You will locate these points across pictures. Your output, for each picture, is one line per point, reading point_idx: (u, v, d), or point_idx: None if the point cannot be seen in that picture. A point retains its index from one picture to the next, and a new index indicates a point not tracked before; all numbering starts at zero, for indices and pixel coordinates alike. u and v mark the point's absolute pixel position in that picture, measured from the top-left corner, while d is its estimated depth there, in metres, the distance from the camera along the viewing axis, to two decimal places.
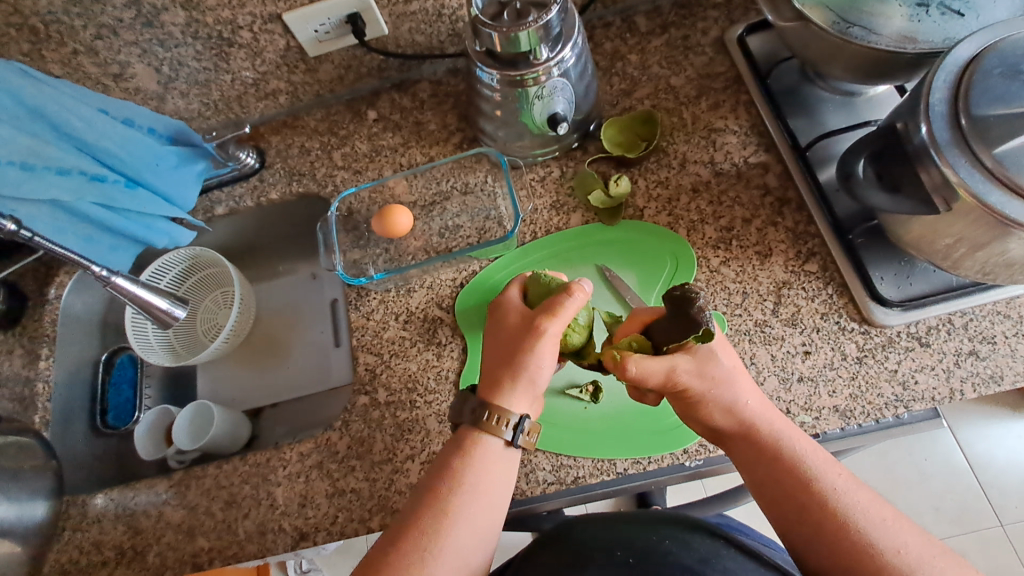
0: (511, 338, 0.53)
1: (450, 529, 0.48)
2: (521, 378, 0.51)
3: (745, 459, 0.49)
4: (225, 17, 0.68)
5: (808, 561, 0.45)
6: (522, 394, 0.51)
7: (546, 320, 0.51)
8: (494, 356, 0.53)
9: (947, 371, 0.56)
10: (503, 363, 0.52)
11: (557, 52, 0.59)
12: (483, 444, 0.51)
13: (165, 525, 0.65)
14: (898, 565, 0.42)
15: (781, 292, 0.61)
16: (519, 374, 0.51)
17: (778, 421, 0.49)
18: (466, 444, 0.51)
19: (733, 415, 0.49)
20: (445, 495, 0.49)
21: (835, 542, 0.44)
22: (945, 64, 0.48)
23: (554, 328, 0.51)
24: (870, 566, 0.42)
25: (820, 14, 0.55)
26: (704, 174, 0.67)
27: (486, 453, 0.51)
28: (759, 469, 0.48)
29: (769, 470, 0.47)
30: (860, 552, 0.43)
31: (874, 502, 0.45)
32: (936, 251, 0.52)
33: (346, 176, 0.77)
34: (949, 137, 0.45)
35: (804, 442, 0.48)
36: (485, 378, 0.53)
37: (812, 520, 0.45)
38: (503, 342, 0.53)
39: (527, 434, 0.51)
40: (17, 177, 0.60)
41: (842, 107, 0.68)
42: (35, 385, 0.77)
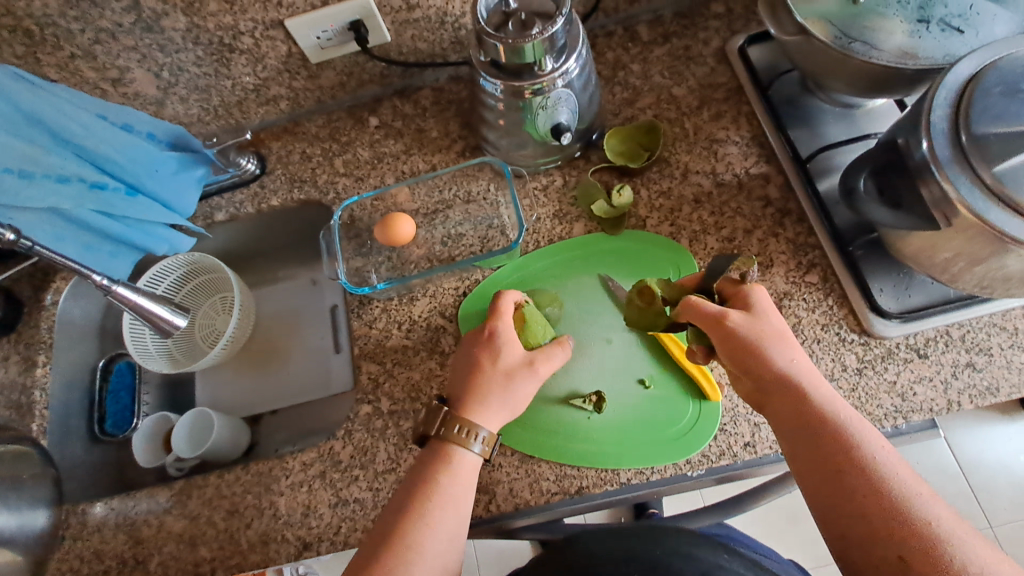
0: (470, 348, 0.57)
1: (430, 530, 0.49)
2: (480, 384, 0.54)
3: (785, 418, 0.49)
4: (227, 23, 0.67)
5: (835, 522, 0.44)
6: (485, 400, 0.54)
7: (498, 325, 0.57)
8: (457, 367, 0.57)
9: (945, 383, 0.57)
10: (463, 373, 0.56)
11: (562, 62, 0.59)
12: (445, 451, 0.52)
13: (167, 534, 0.65)
14: (928, 533, 0.41)
15: (782, 303, 0.61)
16: (478, 379, 0.55)
17: (824, 387, 0.49)
18: (435, 453, 0.52)
19: (778, 372, 0.49)
20: (422, 499, 0.50)
21: (871, 507, 0.43)
22: (946, 81, 0.48)
23: (506, 332, 0.57)
24: (901, 530, 0.42)
25: (822, 28, 0.56)
26: (706, 185, 0.68)
27: (460, 463, 0.52)
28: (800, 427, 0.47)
29: (810, 430, 0.47)
30: (895, 517, 0.42)
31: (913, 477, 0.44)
32: (935, 265, 0.53)
33: (348, 183, 0.77)
34: (950, 154, 0.46)
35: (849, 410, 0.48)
36: (450, 389, 0.56)
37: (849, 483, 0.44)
38: (465, 353, 0.57)
39: (481, 439, 0.52)
40: (15, 185, 0.59)
41: (842, 119, 0.68)
42: (32, 393, 0.76)
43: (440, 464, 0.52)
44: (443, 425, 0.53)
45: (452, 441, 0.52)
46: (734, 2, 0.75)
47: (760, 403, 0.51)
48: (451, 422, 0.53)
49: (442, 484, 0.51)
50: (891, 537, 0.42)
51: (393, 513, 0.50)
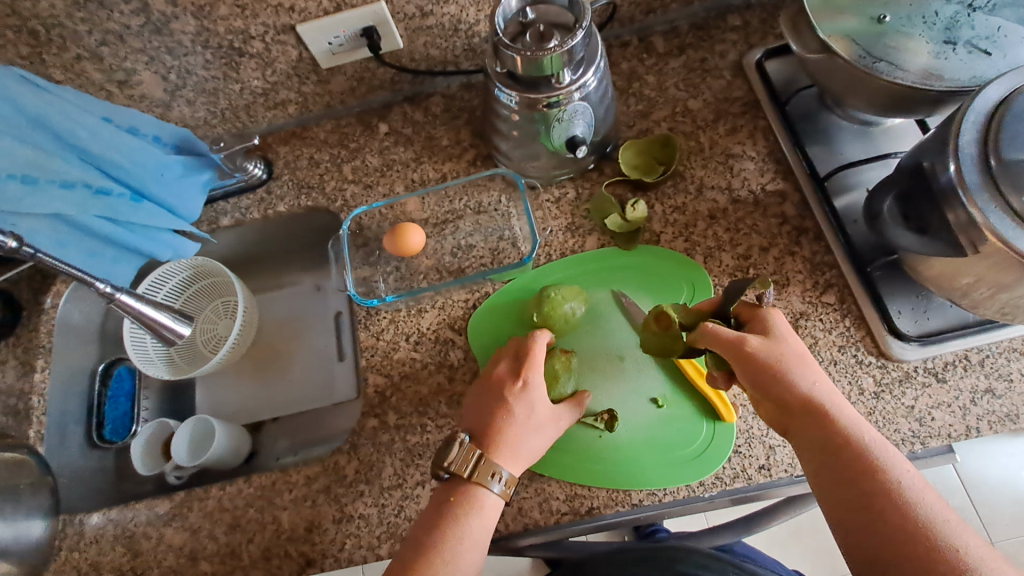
0: (495, 391, 0.56)
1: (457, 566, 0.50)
2: (511, 430, 0.54)
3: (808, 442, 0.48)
4: (237, 27, 0.66)
5: (861, 548, 0.44)
6: (513, 447, 0.54)
7: (527, 372, 0.56)
8: (482, 408, 0.56)
9: (963, 408, 0.56)
10: (489, 413, 0.55)
11: (579, 75, 0.58)
12: (468, 491, 0.53)
13: (166, 547, 0.64)
14: (957, 562, 0.41)
15: (798, 323, 0.60)
16: (506, 425, 0.54)
17: (847, 410, 0.48)
18: (459, 493, 0.53)
19: (800, 396, 0.48)
20: (449, 533, 0.51)
21: (901, 533, 0.42)
22: (974, 105, 0.47)
23: (535, 381, 0.56)
24: (928, 557, 0.41)
25: (845, 46, 0.55)
26: (722, 201, 0.67)
27: (483, 505, 0.52)
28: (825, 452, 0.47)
29: (837, 459, 0.46)
30: (924, 548, 0.42)
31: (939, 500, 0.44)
32: (957, 290, 0.52)
33: (356, 190, 0.76)
34: (979, 180, 0.45)
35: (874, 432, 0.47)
36: (472, 426, 0.56)
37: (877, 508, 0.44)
38: (488, 394, 0.56)
39: (503, 483, 0.53)
40: (18, 191, 0.58)
41: (860, 136, 0.67)
42: (30, 398, 0.75)
43: (461, 504, 0.52)
44: (473, 468, 0.52)
45: (478, 484, 0.52)
46: (751, 15, 0.75)
47: (783, 427, 0.50)
48: (482, 467, 0.52)
49: (470, 524, 0.51)
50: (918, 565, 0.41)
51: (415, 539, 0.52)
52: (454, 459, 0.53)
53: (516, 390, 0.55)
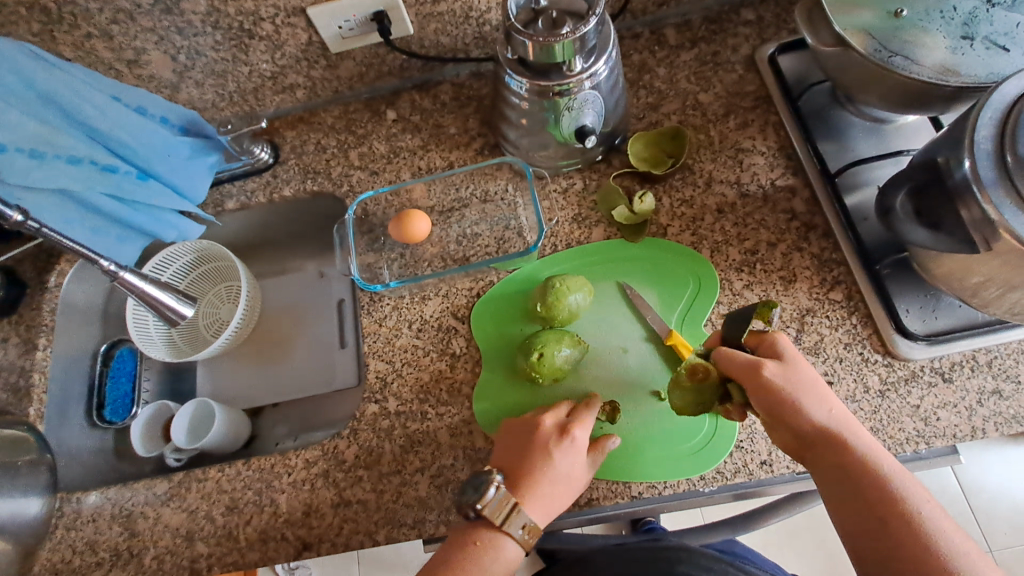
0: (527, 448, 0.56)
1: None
2: (540, 486, 0.54)
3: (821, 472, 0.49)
4: (248, 8, 0.65)
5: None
6: (540, 498, 0.54)
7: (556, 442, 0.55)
8: (514, 462, 0.55)
9: (969, 409, 0.56)
10: (521, 470, 0.54)
11: (590, 63, 0.58)
12: (493, 540, 0.52)
13: (164, 528, 0.64)
14: None
15: (804, 319, 0.60)
16: (536, 485, 0.54)
17: (863, 437, 0.49)
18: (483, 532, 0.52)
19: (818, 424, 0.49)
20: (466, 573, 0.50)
21: (918, 557, 0.44)
22: (992, 100, 0.47)
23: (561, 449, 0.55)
24: None
25: (861, 40, 0.54)
26: (730, 195, 0.66)
27: (504, 553, 0.52)
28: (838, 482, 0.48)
29: (857, 487, 0.47)
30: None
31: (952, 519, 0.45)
32: (967, 288, 0.51)
33: (362, 176, 0.75)
34: (994, 175, 0.44)
35: (888, 457, 0.48)
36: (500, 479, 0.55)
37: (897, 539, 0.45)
38: (521, 451, 0.56)
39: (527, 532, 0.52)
40: (26, 165, 0.58)
41: (872, 133, 0.67)
42: (31, 376, 0.75)
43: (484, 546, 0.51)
44: (503, 517, 0.52)
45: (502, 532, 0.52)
46: (765, 10, 0.74)
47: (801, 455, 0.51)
48: (512, 517, 0.52)
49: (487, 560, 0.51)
50: None
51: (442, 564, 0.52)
52: (489, 505, 0.52)
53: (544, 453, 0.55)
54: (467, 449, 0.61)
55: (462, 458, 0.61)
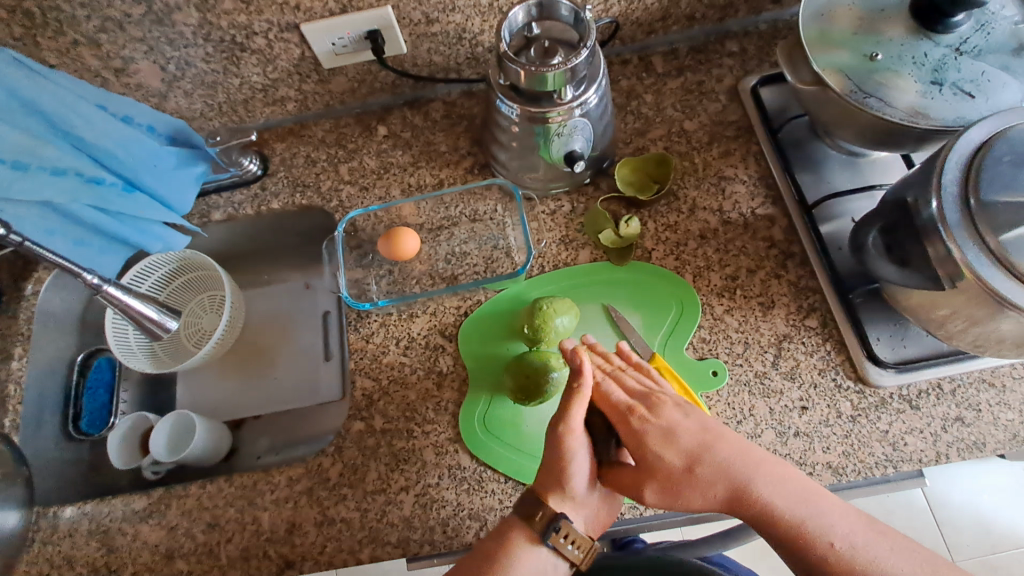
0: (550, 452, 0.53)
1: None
2: (572, 488, 0.53)
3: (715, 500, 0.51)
4: (241, 22, 0.65)
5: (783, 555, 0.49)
6: (574, 495, 0.53)
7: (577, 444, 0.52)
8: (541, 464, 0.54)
9: (934, 435, 0.58)
10: (550, 475, 0.53)
11: (581, 92, 0.59)
12: (536, 553, 0.51)
13: (142, 545, 0.63)
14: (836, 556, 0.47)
15: (781, 345, 0.62)
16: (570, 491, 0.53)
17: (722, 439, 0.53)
18: (526, 544, 0.51)
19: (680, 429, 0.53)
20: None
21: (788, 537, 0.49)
22: (957, 146, 0.49)
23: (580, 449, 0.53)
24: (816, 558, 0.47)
25: (838, 80, 0.57)
26: (713, 222, 0.68)
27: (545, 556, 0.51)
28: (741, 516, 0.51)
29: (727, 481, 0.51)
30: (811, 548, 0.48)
31: (867, 533, 0.48)
32: (933, 320, 0.54)
33: (352, 192, 0.75)
34: (959, 219, 0.47)
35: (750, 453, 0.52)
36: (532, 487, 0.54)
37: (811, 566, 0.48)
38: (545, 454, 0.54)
39: (577, 548, 0.51)
40: (8, 176, 0.56)
41: (848, 166, 0.70)
42: (5, 386, 0.73)
43: (525, 556, 0.51)
44: (543, 530, 0.51)
45: (548, 544, 0.51)
46: (749, 42, 0.77)
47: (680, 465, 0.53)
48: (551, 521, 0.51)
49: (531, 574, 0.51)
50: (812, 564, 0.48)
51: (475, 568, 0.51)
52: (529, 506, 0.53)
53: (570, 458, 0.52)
54: (452, 468, 0.62)
55: (447, 477, 0.61)
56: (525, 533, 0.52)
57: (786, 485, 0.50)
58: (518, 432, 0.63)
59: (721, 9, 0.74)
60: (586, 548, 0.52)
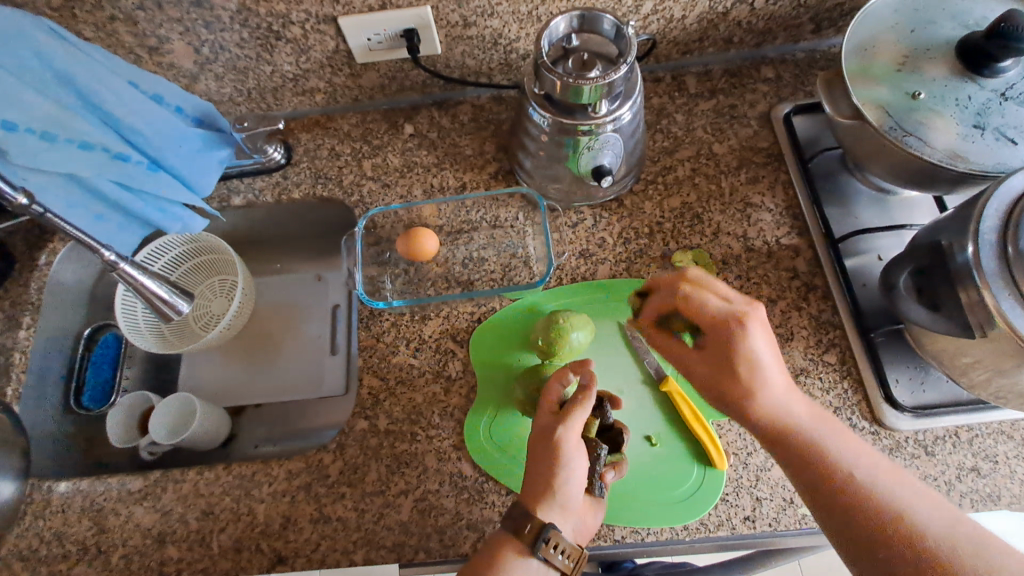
0: (538, 462, 0.53)
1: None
2: (563, 495, 0.51)
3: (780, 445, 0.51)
4: (279, 11, 0.65)
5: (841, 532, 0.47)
6: (564, 504, 0.51)
7: (566, 454, 0.52)
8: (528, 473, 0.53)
9: (948, 483, 0.57)
10: (538, 485, 0.52)
11: (615, 108, 0.58)
12: (525, 566, 0.49)
13: (134, 527, 0.62)
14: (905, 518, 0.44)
15: (797, 378, 0.61)
16: (560, 499, 0.51)
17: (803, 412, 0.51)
18: (515, 558, 0.49)
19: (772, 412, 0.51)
20: None
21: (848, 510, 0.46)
22: (998, 192, 0.48)
23: (569, 461, 0.52)
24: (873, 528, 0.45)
25: (877, 116, 0.56)
26: (736, 248, 0.67)
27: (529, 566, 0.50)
28: (799, 462, 0.49)
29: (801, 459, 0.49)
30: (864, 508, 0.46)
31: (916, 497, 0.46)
32: (957, 367, 0.53)
33: (374, 187, 0.75)
34: (996, 267, 0.46)
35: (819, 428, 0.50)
36: (520, 500, 0.52)
37: (886, 549, 0.44)
38: (535, 463, 0.53)
39: (567, 558, 0.50)
40: (36, 146, 0.56)
41: (877, 203, 0.69)
42: (11, 355, 0.73)
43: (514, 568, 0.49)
44: (533, 541, 0.50)
45: (536, 557, 0.50)
46: (784, 70, 0.76)
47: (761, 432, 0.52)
48: (538, 529, 0.50)
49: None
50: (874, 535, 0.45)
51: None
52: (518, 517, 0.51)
53: (558, 467, 0.52)
54: (453, 475, 0.61)
55: (447, 484, 0.60)
56: (513, 546, 0.50)
57: (848, 441, 0.50)
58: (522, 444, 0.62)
59: (759, 35, 0.73)
60: (575, 558, 0.50)
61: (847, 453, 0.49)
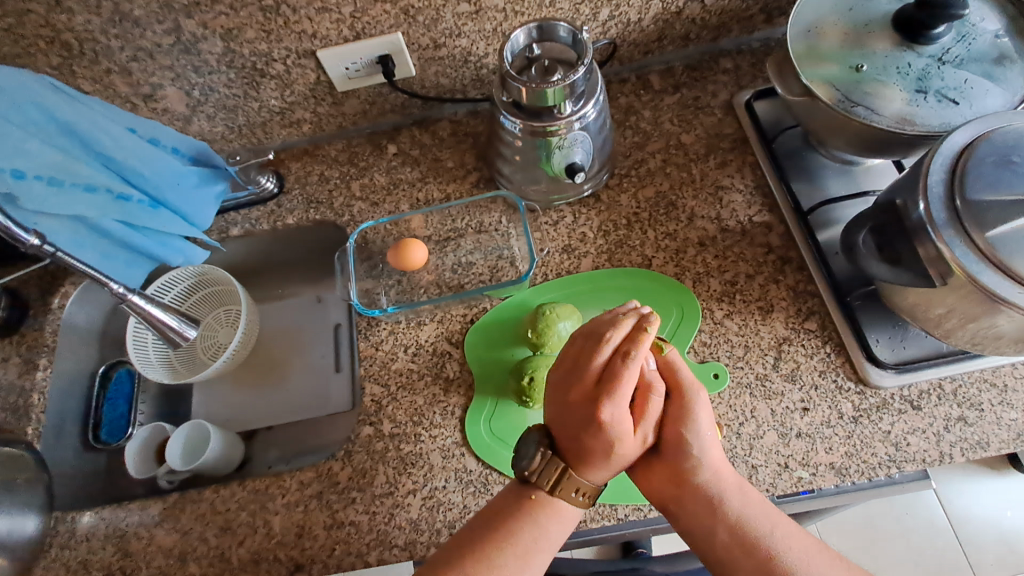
0: (572, 416, 0.52)
1: (526, 558, 0.52)
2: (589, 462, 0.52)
3: (722, 472, 0.54)
4: (261, 50, 0.70)
5: (721, 552, 0.52)
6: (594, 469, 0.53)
7: (605, 405, 0.50)
8: (560, 431, 0.53)
9: (937, 435, 0.59)
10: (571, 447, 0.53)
11: (580, 107, 0.62)
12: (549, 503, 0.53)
13: (156, 548, 0.64)
14: (774, 554, 0.51)
15: (781, 347, 0.63)
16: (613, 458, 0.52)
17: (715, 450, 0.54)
18: (545, 498, 0.53)
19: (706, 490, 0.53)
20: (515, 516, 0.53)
21: (730, 532, 0.52)
22: (942, 148, 0.51)
23: (616, 413, 0.50)
24: (748, 546, 0.51)
25: (826, 91, 0.59)
26: (711, 230, 0.70)
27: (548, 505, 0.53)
28: (740, 487, 0.54)
29: (738, 488, 0.54)
30: (746, 541, 0.51)
31: (792, 535, 0.52)
32: (930, 320, 0.55)
33: (363, 207, 0.79)
34: (946, 217, 0.49)
35: (727, 474, 0.54)
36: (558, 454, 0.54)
37: (722, 552, 0.52)
38: (566, 415, 0.52)
39: (583, 496, 0.53)
40: (44, 192, 0.60)
41: (842, 175, 0.72)
42: (30, 397, 0.75)
43: (542, 505, 0.53)
44: (555, 483, 0.53)
45: (561, 499, 0.53)
46: (742, 60, 0.80)
47: (707, 519, 0.53)
48: (566, 483, 0.53)
49: (550, 526, 0.53)
50: (731, 544, 0.52)
51: (488, 523, 0.53)
52: (537, 469, 0.53)
53: (599, 424, 0.50)
54: (458, 471, 0.63)
55: (453, 480, 0.63)
56: (538, 488, 0.54)
57: (765, 508, 0.53)
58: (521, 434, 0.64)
59: (714, 30, 0.77)
60: (590, 495, 0.54)
61: (775, 528, 0.52)
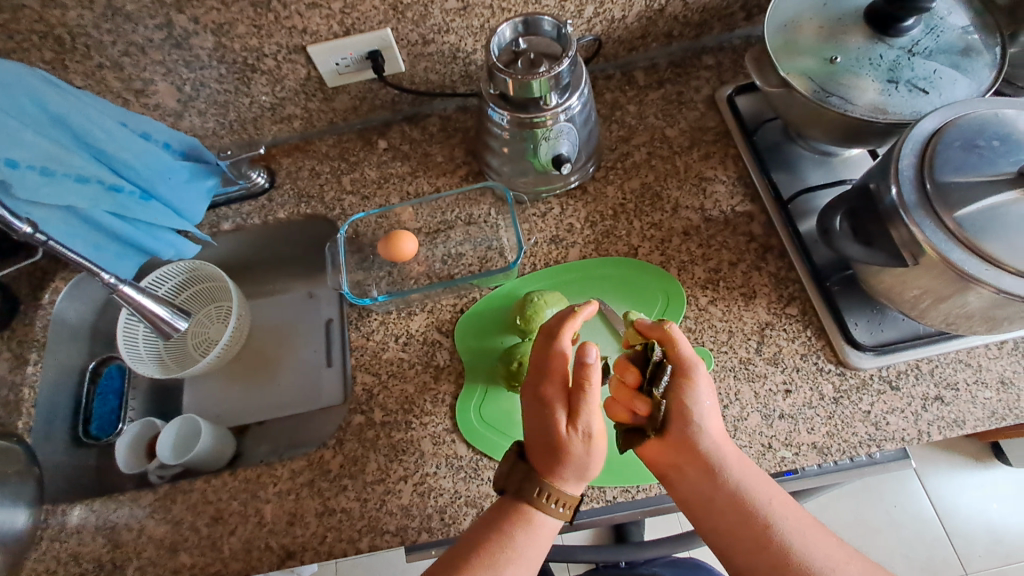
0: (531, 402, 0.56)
1: (496, 566, 0.50)
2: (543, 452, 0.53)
3: (723, 445, 0.54)
4: (252, 45, 0.71)
5: (719, 521, 0.52)
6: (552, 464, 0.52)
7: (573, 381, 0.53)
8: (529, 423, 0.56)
9: (914, 414, 0.60)
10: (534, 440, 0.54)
11: (565, 99, 0.64)
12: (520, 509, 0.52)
13: (147, 539, 0.64)
14: (771, 522, 0.52)
15: (764, 332, 0.65)
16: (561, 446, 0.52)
17: (716, 422, 0.55)
18: (515, 509, 0.52)
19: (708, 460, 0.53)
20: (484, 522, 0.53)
21: (727, 501, 0.52)
22: (912, 134, 0.53)
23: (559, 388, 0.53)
24: (745, 515, 0.52)
25: (802, 83, 0.62)
26: (695, 220, 0.72)
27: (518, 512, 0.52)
28: (738, 459, 0.54)
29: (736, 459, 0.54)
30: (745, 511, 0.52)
31: (786, 505, 0.53)
32: (906, 301, 0.57)
33: (354, 201, 0.80)
34: (916, 200, 0.50)
35: (728, 446, 0.54)
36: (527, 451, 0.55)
37: (719, 521, 0.52)
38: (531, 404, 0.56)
39: (563, 505, 0.52)
40: (36, 181, 0.60)
41: (821, 165, 0.74)
42: (20, 390, 0.75)
43: (505, 511, 0.52)
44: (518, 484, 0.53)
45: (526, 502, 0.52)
46: (723, 56, 0.82)
47: (706, 489, 0.53)
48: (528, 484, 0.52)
49: (515, 531, 0.51)
50: (730, 513, 0.52)
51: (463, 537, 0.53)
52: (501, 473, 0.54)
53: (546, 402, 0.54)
54: (449, 457, 0.64)
55: (444, 466, 0.63)
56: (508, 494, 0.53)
57: (762, 482, 0.54)
58: (511, 419, 0.65)
59: (696, 27, 0.80)
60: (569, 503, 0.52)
61: (771, 500, 0.53)
